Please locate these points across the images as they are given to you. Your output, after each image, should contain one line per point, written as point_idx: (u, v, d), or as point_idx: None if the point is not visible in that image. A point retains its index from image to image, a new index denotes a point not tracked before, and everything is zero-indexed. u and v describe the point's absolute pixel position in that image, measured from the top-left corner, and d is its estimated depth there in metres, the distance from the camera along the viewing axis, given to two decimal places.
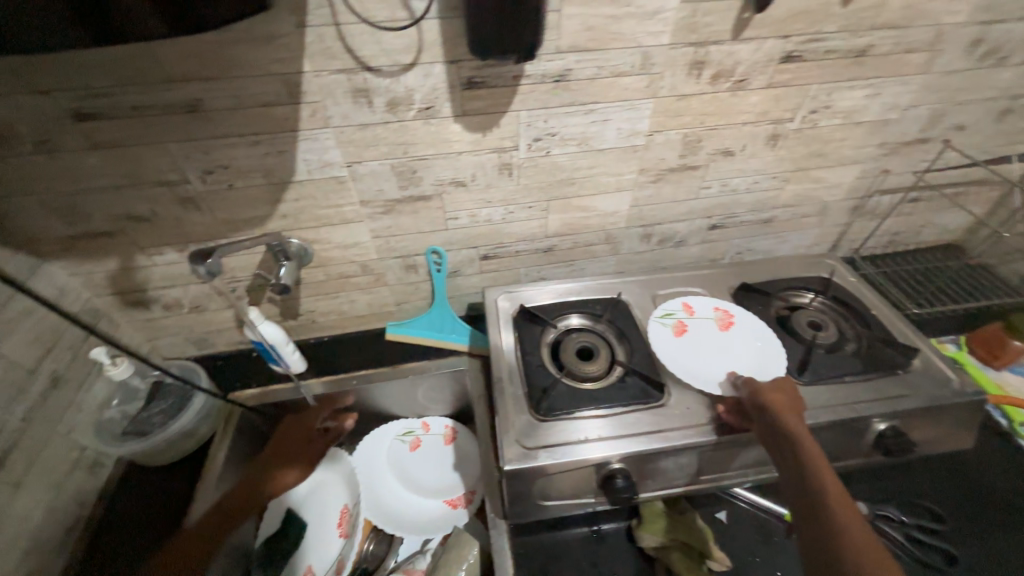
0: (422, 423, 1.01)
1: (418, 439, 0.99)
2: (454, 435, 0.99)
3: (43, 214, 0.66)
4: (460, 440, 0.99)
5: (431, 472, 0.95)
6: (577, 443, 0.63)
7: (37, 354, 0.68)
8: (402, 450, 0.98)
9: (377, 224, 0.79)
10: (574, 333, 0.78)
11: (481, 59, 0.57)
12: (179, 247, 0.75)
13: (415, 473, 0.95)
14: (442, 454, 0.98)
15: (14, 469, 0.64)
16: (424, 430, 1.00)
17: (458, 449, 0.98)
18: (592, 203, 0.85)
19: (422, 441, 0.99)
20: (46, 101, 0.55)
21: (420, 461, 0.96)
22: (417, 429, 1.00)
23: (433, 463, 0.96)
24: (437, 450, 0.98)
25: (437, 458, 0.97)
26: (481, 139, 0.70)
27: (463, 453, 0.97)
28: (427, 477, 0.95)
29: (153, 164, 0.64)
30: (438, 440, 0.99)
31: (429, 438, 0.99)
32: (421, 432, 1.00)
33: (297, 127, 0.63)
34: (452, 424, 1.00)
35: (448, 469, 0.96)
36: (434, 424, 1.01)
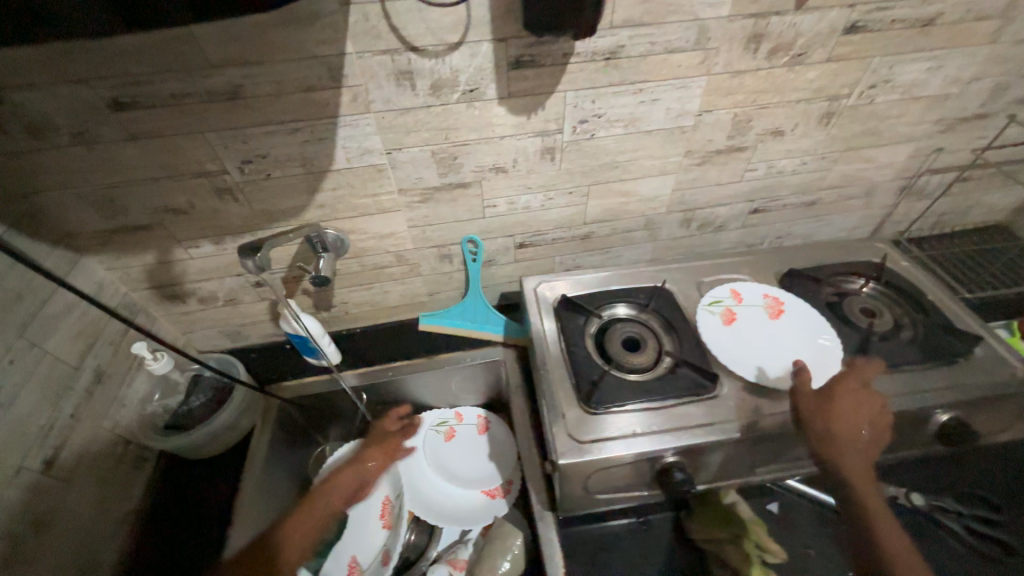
0: (455, 412, 0.99)
1: (453, 429, 0.97)
2: (488, 425, 0.98)
3: (80, 208, 0.65)
4: (494, 430, 0.97)
5: (467, 462, 0.93)
6: (633, 436, 0.62)
7: (80, 350, 0.68)
8: (437, 439, 0.95)
9: (414, 213, 0.77)
10: (620, 323, 0.76)
11: (541, 35, 0.52)
12: (215, 240, 0.73)
13: (451, 463, 0.93)
14: (477, 444, 0.96)
15: (66, 465, 0.64)
16: (458, 420, 0.98)
17: (494, 439, 0.96)
18: (634, 187, 0.82)
19: (457, 430, 0.97)
20: (83, 90, 0.53)
21: (456, 451, 0.94)
22: (451, 418, 0.98)
23: (469, 453, 0.95)
24: (472, 440, 0.96)
25: (472, 448, 0.95)
26: (525, 123, 0.67)
27: (498, 443, 0.96)
28: (464, 467, 0.93)
29: (191, 155, 0.62)
30: (473, 430, 0.98)
31: (464, 428, 0.98)
32: (454, 422, 0.98)
33: (337, 113, 0.61)
34: (486, 414, 0.98)
35: (485, 459, 0.94)
36: (467, 414, 0.99)
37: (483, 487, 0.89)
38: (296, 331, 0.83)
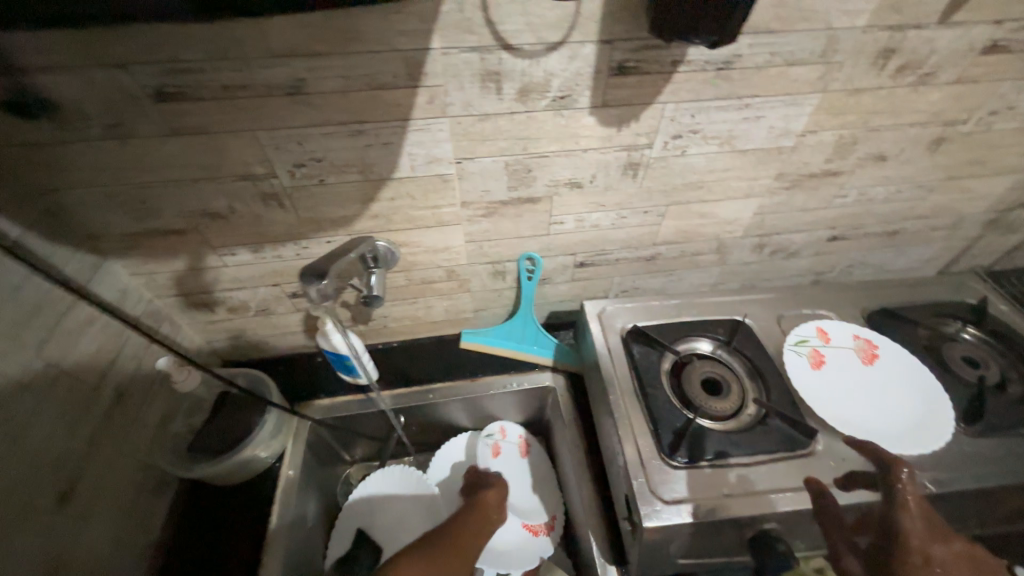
0: (499, 428, 0.91)
1: (495, 446, 0.89)
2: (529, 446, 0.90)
3: (107, 208, 0.57)
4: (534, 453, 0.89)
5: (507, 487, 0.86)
6: (723, 498, 0.56)
7: (101, 366, 0.61)
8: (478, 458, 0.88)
9: (473, 227, 0.69)
10: (697, 361, 0.69)
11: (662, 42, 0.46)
12: (253, 247, 0.66)
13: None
14: (517, 466, 0.88)
15: (81, 500, 0.57)
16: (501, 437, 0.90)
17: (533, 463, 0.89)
18: (714, 209, 0.74)
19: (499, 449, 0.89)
20: (122, 78, 0.45)
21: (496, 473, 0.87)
22: (495, 434, 0.90)
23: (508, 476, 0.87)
24: (513, 461, 0.88)
25: (513, 471, 0.87)
26: (614, 135, 0.59)
27: (539, 468, 0.88)
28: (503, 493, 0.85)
29: (238, 155, 0.54)
30: (513, 450, 0.89)
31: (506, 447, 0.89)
32: (500, 438, 0.90)
33: (409, 116, 0.53)
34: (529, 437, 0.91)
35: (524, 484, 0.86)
36: (510, 432, 0.91)
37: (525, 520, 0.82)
38: (332, 348, 0.74)
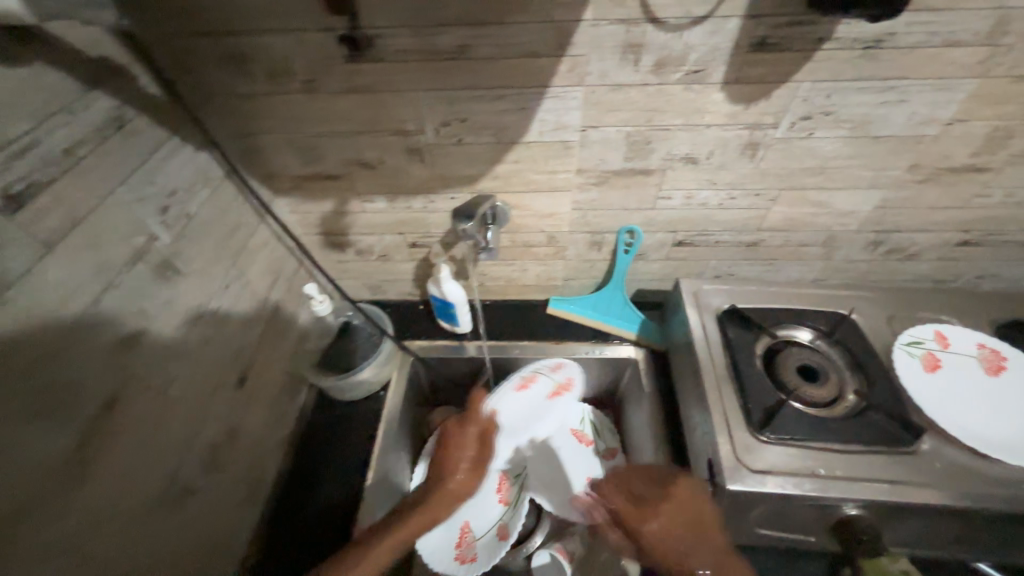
0: (554, 363, 0.89)
1: (535, 376, 0.88)
2: (566, 391, 0.86)
3: (287, 152, 0.68)
4: (564, 401, 0.86)
5: (517, 421, 0.86)
6: (811, 476, 0.56)
7: (267, 283, 0.73)
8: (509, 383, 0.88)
9: (583, 195, 0.73)
10: (795, 348, 0.69)
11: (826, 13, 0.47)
12: (389, 196, 0.75)
13: (506, 411, 0.86)
14: (542, 405, 0.87)
15: (250, 387, 0.69)
16: (550, 370, 0.88)
17: (560, 410, 0.86)
18: (831, 198, 0.72)
19: (535, 380, 0.87)
20: (327, 39, 0.55)
21: (518, 401, 0.87)
22: (542, 366, 0.89)
23: (525, 410, 0.86)
24: (544, 399, 0.87)
25: (534, 407, 0.86)
26: (741, 112, 0.60)
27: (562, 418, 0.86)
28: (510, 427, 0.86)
29: (398, 112, 0.62)
30: (547, 387, 0.87)
31: (544, 381, 0.88)
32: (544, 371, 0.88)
33: (549, 83, 0.58)
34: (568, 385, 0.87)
35: (540, 422, 0.85)
36: (563, 370, 0.89)
37: None
38: (440, 295, 0.85)
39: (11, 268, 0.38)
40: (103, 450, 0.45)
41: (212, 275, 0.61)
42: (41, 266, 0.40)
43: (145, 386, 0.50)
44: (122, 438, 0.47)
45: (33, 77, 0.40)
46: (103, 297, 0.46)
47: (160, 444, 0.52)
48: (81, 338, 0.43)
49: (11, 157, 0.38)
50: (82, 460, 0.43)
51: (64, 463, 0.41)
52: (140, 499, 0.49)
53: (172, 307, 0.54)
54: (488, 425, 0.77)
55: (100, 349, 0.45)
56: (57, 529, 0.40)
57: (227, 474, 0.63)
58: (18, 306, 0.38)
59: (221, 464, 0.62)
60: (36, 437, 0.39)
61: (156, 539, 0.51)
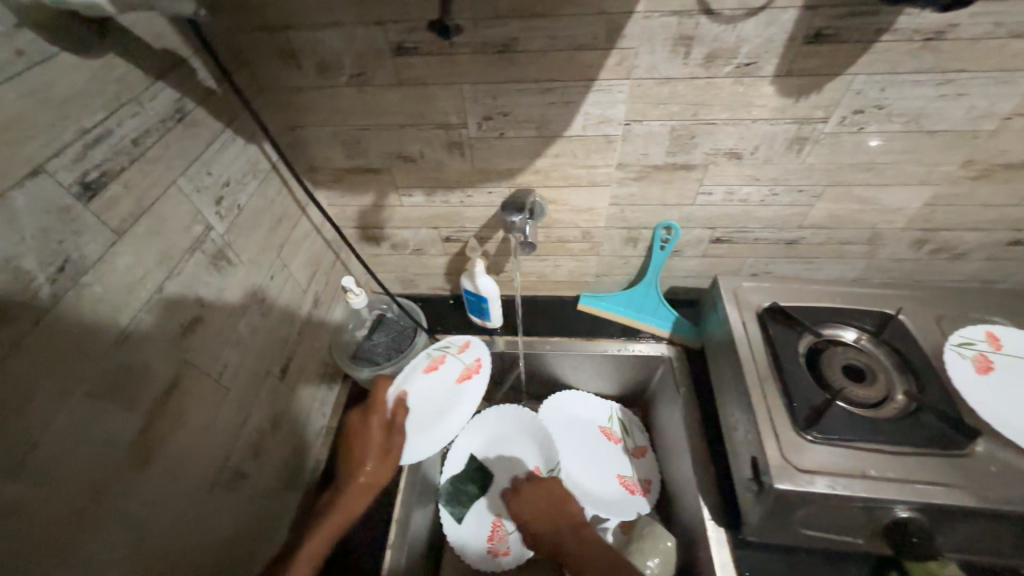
0: (462, 342, 0.84)
1: (444, 356, 0.82)
2: (476, 373, 0.79)
3: (331, 146, 0.69)
4: (475, 384, 0.78)
5: (424, 405, 0.76)
6: (861, 477, 0.55)
7: (308, 275, 0.75)
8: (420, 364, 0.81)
9: (622, 190, 0.73)
10: (839, 348, 0.68)
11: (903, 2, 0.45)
12: (428, 191, 0.75)
13: (414, 393, 0.77)
14: (447, 389, 0.78)
15: (292, 377, 0.70)
16: (456, 352, 0.83)
17: (466, 394, 0.77)
18: (878, 194, 0.70)
19: (444, 362, 0.81)
20: (377, 33, 0.55)
21: (426, 386, 0.78)
22: (451, 347, 0.83)
23: (432, 393, 0.78)
24: (447, 381, 0.79)
25: (442, 390, 0.78)
26: (791, 106, 0.59)
27: (467, 401, 0.76)
28: (415, 412, 0.76)
29: (442, 106, 0.62)
30: (458, 370, 0.80)
31: (453, 365, 0.81)
32: (452, 352, 0.83)
33: (596, 76, 0.58)
34: (483, 361, 0.81)
35: (450, 410, 0.75)
36: (470, 351, 0.83)
37: (622, 479, 0.87)
38: (474, 289, 0.85)
39: (87, 253, 0.39)
40: (165, 433, 0.47)
41: (259, 266, 0.62)
42: (113, 252, 0.41)
43: (201, 372, 0.52)
44: (181, 422, 0.49)
45: (106, 68, 0.41)
46: (166, 285, 0.47)
47: (214, 429, 0.53)
48: (148, 324, 0.45)
49: (87, 146, 0.39)
50: (147, 442, 0.44)
51: (133, 444, 0.43)
52: (197, 481, 0.51)
53: (224, 296, 0.55)
54: (397, 411, 0.73)
55: (164, 335, 0.47)
56: (126, 507, 0.42)
57: (272, 461, 0.65)
58: (93, 291, 0.40)
59: (267, 451, 0.63)
60: (108, 417, 0.41)
61: (210, 520, 0.52)
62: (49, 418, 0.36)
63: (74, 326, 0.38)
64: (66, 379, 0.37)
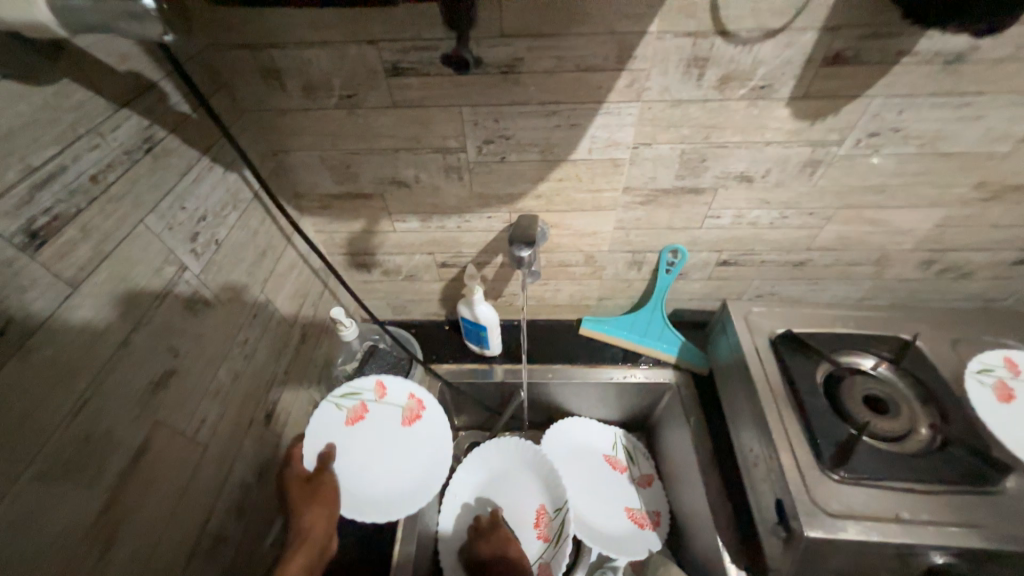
0: (376, 384, 0.72)
1: (364, 405, 0.70)
2: (420, 413, 0.71)
3: (319, 171, 0.64)
4: (426, 424, 0.70)
5: (371, 464, 0.66)
6: (894, 521, 0.52)
7: (294, 308, 0.69)
8: (337, 421, 0.68)
9: (628, 214, 0.70)
10: (860, 376, 0.65)
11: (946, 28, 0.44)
12: (423, 216, 0.71)
13: (342, 456, 0.65)
14: (393, 438, 0.69)
15: (276, 421, 0.64)
16: (378, 396, 0.71)
17: (419, 439, 0.69)
18: (890, 216, 0.69)
19: (370, 411, 0.69)
20: (370, 52, 0.51)
21: (358, 442, 0.67)
22: (366, 392, 0.71)
23: (369, 450, 0.67)
24: (382, 430, 0.69)
25: (385, 442, 0.68)
26: (805, 129, 0.57)
27: (424, 444, 0.69)
28: (358, 477, 0.65)
29: (439, 129, 0.58)
30: (396, 416, 0.70)
31: (381, 411, 0.70)
32: (371, 396, 0.71)
33: (604, 99, 0.54)
34: (420, 397, 0.72)
35: (408, 460, 0.68)
36: (394, 392, 0.72)
37: (630, 512, 0.82)
38: (472, 317, 0.81)
39: (34, 311, 0.33)
40: (133, 507, 0.41)
41: (240, 304, 0.57)
42: (67, 307, 0.36)
43: (175, 431, 0.46)
44: (150, 493, 0.42)
45: (61, 95, 0.35)
46: (132, 337, 0.41)
47: (190, 493, 0.47)
48: (111, 385, 0.39)
49: (34, 187, 0.33)
50: (109, 522, 0.38)
51: (93, 526, 0.37)
52: (172, 556, 0.45)
53: (199, 343, 0.49)
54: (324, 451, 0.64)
55: (131, 395, 0.41)
56: None
57: (257, 519, 0.58)
58: (43, 354, 0.34)
59: (251, 508, 0.57)
60: (62, 501, 0.35)
61: None
62: None
63: (15, 401, 0.32)
64: (9, 463, 0.31)
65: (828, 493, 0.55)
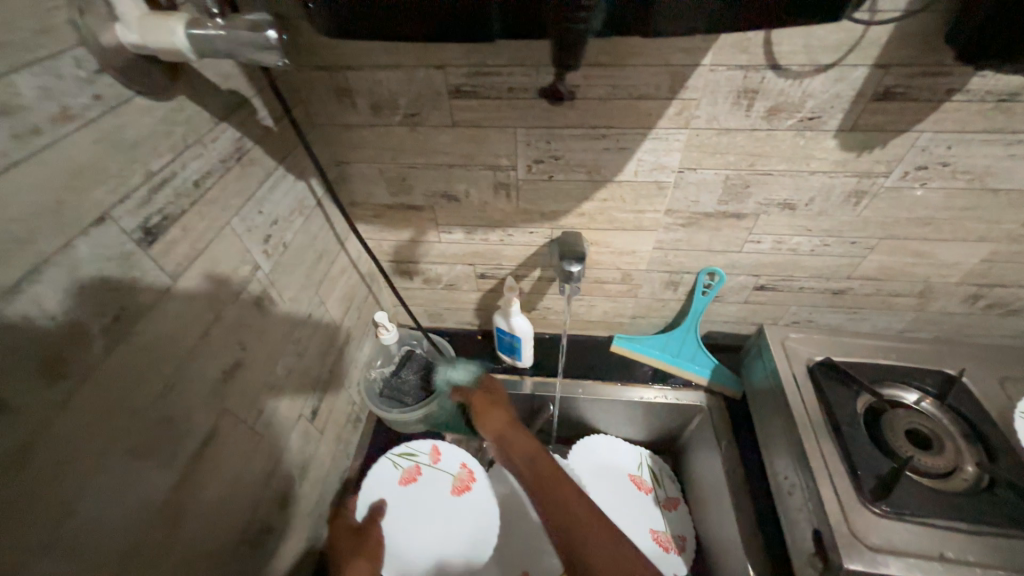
0: (432, 448, 0.79)
1: (418, 467, 0.76)
2: (468, 484, 0.75)
3: (376, 182, 0.69)
4: (472, 495, 0.75)
5: (415, 526, 0.72)
6: (938, 561, 0.51)
7: (342, 310, 0.73)
8: (392, 478, 0.75)
9: (668, 235, 0.71)
10: (901, 410, 0.64)
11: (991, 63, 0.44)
12: (468, 228, 0.74)
13: (391, 512, 0.72)
14: (439, 504, 0.74)
15: (320, 418, 0.67)
16: (432, 460, 0.77)
17: (462, 510, 0.74)
18: (935, 249, 0.68)
19: (421, 473, 0.76)
20: (437, 76, 0.55)
21: (406, 502, 0.73)
22: (422, 455, 0.78)
23: (414, 511, 0.73)
24: (431, 494, 0.75)
25: (431, 507, 0.74)
26: (851, 160, 0.58)
27: (466, 516, 0.74)
28: (401, 533, 0.71)
29: (493, 148, 0.62)
30: (445, 482, 0.76)
31: (433, 475, 0.76)
32: (426, 461, 0.77)
33: (654, 125, 0.57)
34: (470, 466, 0.77)
35: (448, 530, 0.72)
36: (446, 458, 0.78)
37: (655, 534, 0.82)
38: (507, 329, 0.83)
39: (142, 300, 0.37)
40: (200, 488, 0.44)
41: (298, 304, 0.60)
42: (166, 297, 0.39)
43: (238, 420, 0.49)
44: (214, 476, 0.46)
45: (177, 110, 0.40)
46: (211, 329, 0.45)
47: (246, 480, 0.50)
48: (192, 372, 0.42)
49: (151, 191, 0.37)
50: (180, 501, 0.41)
51: (167, 503, 0.40)
52: (226, 538, 0.47)
53: (263, 338, 0.53)
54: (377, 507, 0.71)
55: (206, 384, 0.44)
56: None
57: (298, 511, 0.61)
58: (144, 339, 0.37)
59: (293, 500, 0.60)
60: (146, 478, 0.38)
61: None
62: (88, 485, 0.33)
63: (119, 382, 0.36)
64: (110, 438, 0.35)
65: (868, 527, 0.54)
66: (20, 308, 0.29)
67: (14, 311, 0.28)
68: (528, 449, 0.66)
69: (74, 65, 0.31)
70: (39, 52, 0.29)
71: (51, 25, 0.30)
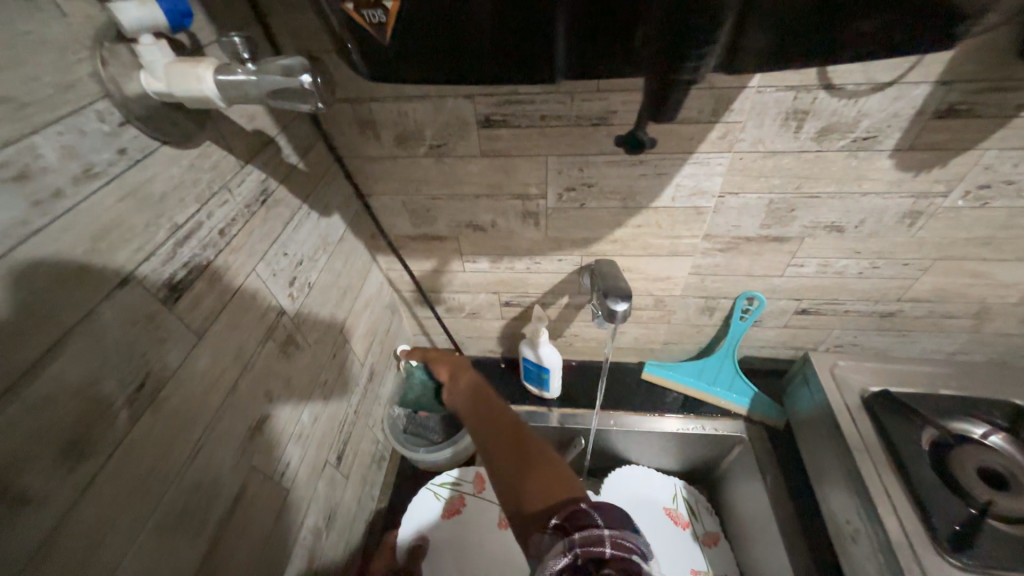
0: (474, 477, 0.77)
1: (461, 498, 0.75)
2: None
3: (399, 214, 0.66)
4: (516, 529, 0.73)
5: (458, 560, 0.71)
6: None
7: (366, 346, 0.70)
8: (434, 509, 0.74)
9: (705, 260, 0.68)
10: (969, 445, 0.60)
11: None
12: (494, 258, 0.71)
13: (434, 545, 0.72)
14: (484, 536, 0.73)
15: (345, 463, 0.64)
16: (475, 490, 0.76)
17: (508, 542, 0.72)
18: (993, 269, 0.64)
19: (465, 505, 0.75)
20: (466, 105, 0.52)
21: (449, 534, 0.73)
22: (465, 484, 0.77)
23: (458, 544, 0.72)
24: (474, 524, 0.74)
25: (475, 539, 0.73)
26: (908, 180, 0.54)
27: (510, 551, 0.72)
28: (442, 567, 0.70)
29: (523, 177, 0.59)
30: (490, 512, 0.75)
31: (476, 505, 0.76)
32: (469, 491, 0.76)
33: (694, 149, 0.54)
34: None
35: (492, 565, 0.71)
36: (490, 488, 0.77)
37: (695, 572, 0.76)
38: (535, 359, 0.80)
39: (169, 362, 0.34)
40: (230, 557, 0.41)
41: (323, 346, 0.57)
42: (193, 355, 0.37)
43: (266, 476, 0.46)
44: (243, 541, 0.42)
45: (203, 156, 0.38)
46: (238, 382, 0.42)
47: (274, 539, 0.47)
48: (220, 432, 0.40)
49: (177, 244, 0.35)
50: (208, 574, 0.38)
51: None
52: None
53: (290, 386, 0.50)
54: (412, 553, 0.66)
55: (234, 443, 0.41)
56: None
57: (325, 564, 0.57)
58: (171, 404, 0.35)
59: (321, 554, 0.56)
60: (174, 554, 0.35)
61: None
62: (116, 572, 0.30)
63: (148, 453, 0.33)
64: (140, 516, 0.32)
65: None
66: (41, 390, 0.26)
67: (34, 393, 0.26)
68: (477, 388, 0.63)
69: (97, 119, 0.29)
70: (62, 109, 0.27)
71: (72, 79, 0.28)
